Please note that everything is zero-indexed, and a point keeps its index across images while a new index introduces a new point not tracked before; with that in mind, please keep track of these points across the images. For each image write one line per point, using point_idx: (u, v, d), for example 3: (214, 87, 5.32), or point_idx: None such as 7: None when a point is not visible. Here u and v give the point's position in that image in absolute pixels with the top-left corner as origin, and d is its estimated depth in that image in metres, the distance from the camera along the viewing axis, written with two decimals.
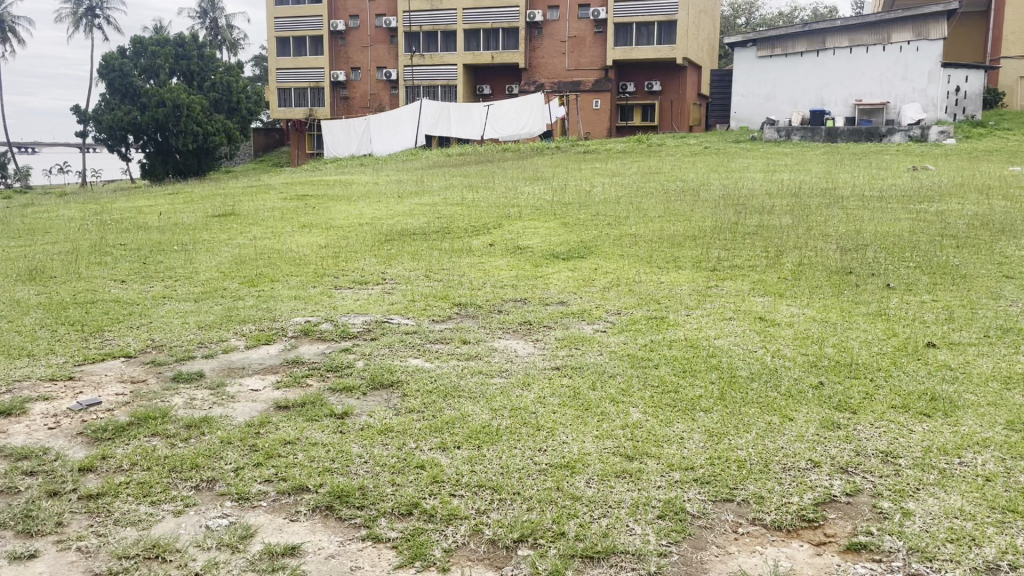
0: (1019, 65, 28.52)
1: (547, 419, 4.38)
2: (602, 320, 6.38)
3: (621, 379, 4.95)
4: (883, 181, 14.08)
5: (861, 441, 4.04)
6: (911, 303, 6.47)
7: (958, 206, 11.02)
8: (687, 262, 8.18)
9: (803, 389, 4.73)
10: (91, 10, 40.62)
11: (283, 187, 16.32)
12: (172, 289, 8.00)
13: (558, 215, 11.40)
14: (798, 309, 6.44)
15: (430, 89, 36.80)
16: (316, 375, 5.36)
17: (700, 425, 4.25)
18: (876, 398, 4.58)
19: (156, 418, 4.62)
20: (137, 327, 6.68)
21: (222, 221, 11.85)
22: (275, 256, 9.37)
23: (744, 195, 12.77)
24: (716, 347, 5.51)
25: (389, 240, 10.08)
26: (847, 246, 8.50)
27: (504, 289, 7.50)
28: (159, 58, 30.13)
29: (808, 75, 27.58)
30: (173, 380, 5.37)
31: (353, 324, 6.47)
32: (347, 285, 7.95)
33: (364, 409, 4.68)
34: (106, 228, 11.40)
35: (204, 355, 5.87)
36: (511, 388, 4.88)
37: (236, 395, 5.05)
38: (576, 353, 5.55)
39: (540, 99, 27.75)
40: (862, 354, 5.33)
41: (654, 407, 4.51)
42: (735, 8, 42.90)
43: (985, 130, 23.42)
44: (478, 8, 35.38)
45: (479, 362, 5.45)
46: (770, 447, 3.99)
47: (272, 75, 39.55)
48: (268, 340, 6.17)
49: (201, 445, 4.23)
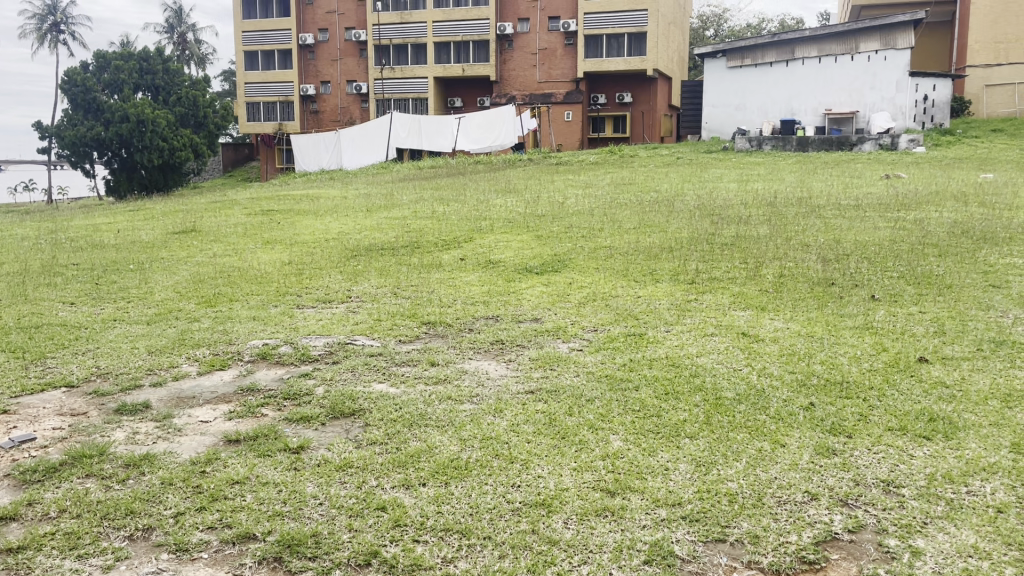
0: (985, 73, 28.76)
1: (521, 450, 4.04)
2: (578, 338, 6.05)
3: (600, 404, 4.61)
4: (858, 189, 13.97)
5: (860, 469, 3.74)
6: (899, 315, 6.22)
7: (937, 213, 10.90)
8: (664, 275, 7.91)
9: (794, 410, 4.42)
10: (54, 25, 39.89)
11: (249, 202, 15.89)
12: (125, 311, 7.58)
13: (531, 227, 11.12)
14: (782, 323, 6.16)
15: (401, 102, 36.49)
16: (272, 403, 4.98)
17: (685, 453, 3.93)
18: (871, 420, 4.29)
19: (92, 456, 4.21)
20: (82, 353, 6.25)
21: (182, 238, 11.42)
22: (237, 274, 8.97)
23: (719, 205, 12.56)
24: (698, 366, 5.20)
25: (356, 255, 9.72)
26: (827, 256, 8.27)
27: (476, 306, 7.16)
28: (123, 73, 29.54)
29: (779, 84, 27.57)
30: (116, 411, 4.96)
31: (314, 346, 6.10)
32: (311, 303, 7.59)
33: (322, 442, 4.31)
34: (60, 246, 10.94)
35: (153, 383, 5.46)
36: (482, 415, 4.53)
37: (185, 427, 4.65)
38: (551, 374, 5.21)
39: (512, 111, 27.33)
40: (853, 371, 5.04)
41: (636, 434, 4.18)
42: (704, 19, 43.17)
43: (954, 137, 23.57)
44: (448, 21, 35.14)
45: (448, 387, 5.09)
46: (762, 477, 3.68)
47: (240, 89, 39.01)
48: (222, 365, 5.77)
49: (139, 487, 3.84)
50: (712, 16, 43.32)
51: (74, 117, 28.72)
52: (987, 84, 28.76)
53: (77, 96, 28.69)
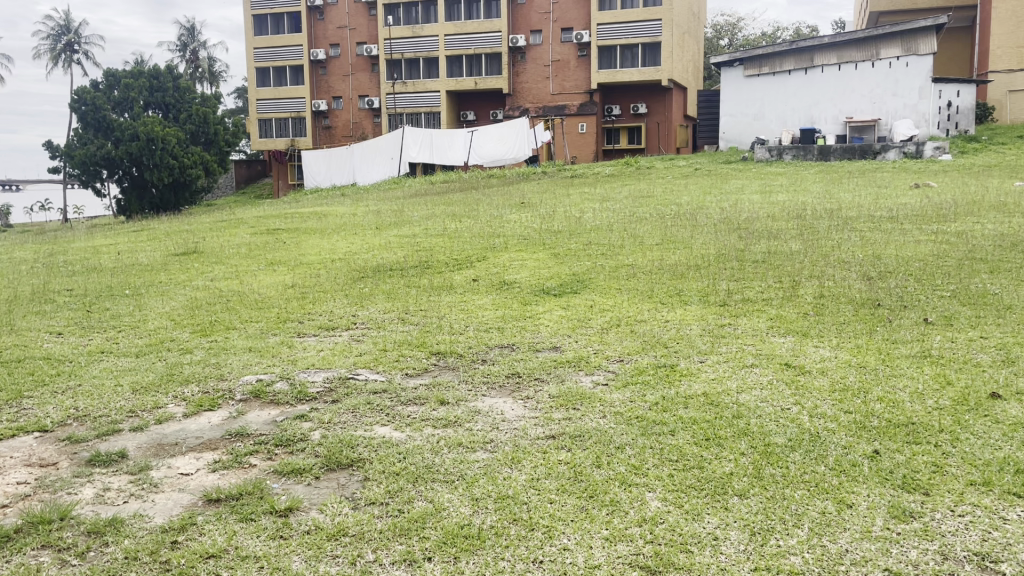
0: (1008, 79, 28.01)
1: (542, 513, 3.47)
2: (603, 370, 5.48)
3: (631, 453, 4.04)
4: (889, 200, 13.32)
5: (946, 538, 3.16)
6: (957, 341, 5.62)
7: (979, 225, 10.24)
8: (693, 296, 7.33)
9: (856, 460, 3.84)
10: (69, 45, 39.85)
11: (256, 220, 15.35)
12: (114, 341, 7.06)
13: (547, 245, 10.54)
14: (828, 352, 5.57)
15: (413, 116, 36.19)
16: (262, 451, 4.44)
17: (736, 517, 3.36)
18: (948, 473, 3.69)
19: (51, 522, 3.64)
20: (62, 391, 5.73)
21: (183, 260, 10.91)
22: (236, 299, 8.47)
23: (745, 218, 11.98)
24: (740, 405, 4.61)
25: (364, 277, 9.21)
26: (870, 274, 7.67)
27: (490, 333, 6.60)
28: (134, 90, 29.29)
29: (797, 93, 26.93)
30: (88, 463, 4.42)
31: (312, 382, 5.55)
32: (312, 331, 7.06)
33: (313, 501, 3.75)
34: (55, 270, 10.47)
35: (133, 428, 4.92)
36: (497, 467, 3.95)
37: (161, 482, 4.10)
38: (573, 416, 4.62)
39: (525, 123, 26.85)
40: (916, 409, 4.44)
41: (675, 492, 3.60)
42: (718, 29, 42.68)
43: (979, 144, 22.85)
44: (460, 34, 34.77)
45: (458, 431, 4.52)
46: (830, 549, 3.12)
47: (253, 106, 38.76)
48: (211, 405, 5.23)
49: (99, 563, 3.32)
50: (726, 26, 42.83)
51: (84, 136, 28.59)
52: (1010, 89, 28.01)
53: (87, 115, 28.51)
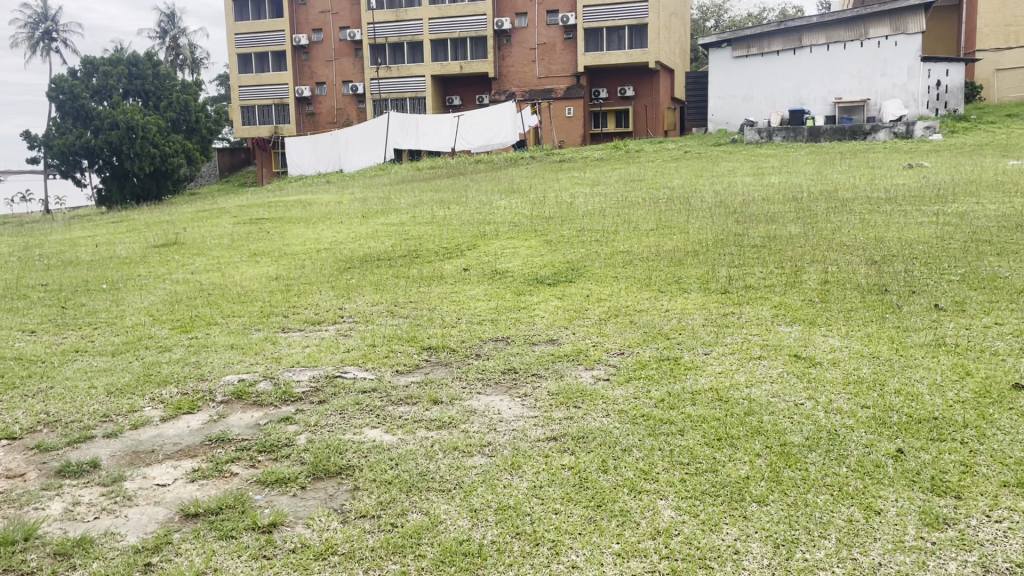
0: (994, 57, 27.86)
1: (548, 526, 3.22)
2: (603, 364, 5.22)
3: (639, 456, 3.78)
4: (885, 181, 13.14)
5: (985, 548, 2.93)
6: (972, 328, 5.38)
7: (977, 205, 10.04)
8: (692, 284, 7.08)
9: (880, 460, 3.60)
10: (47, 33, 39.10)
11: (239, 210, 14.98)
12: (89, 340, 6.74)
13: (539, 231, 10.26)
14: (838, 341, 5.32)
15: (398, 102, 35.71)
16: (245, 458, 4.15)
17: (756, 527, 3.12)
18: (979, 473, 3.45)
19: (14, 543, 3.35)
20: (33, 394, 5.43)
21: (162, 252, 10.58)
22: (218, 292, 8.14)
23: (740, 201, 11.75)
24: (751, 401, 4.36)
25: (350, 267, 8.92)
26: (874, 258, 7.43)
27: (483, 326, 6.32)
28: (112, 78, 28.84)
29: (786, 74, 26.67)
30: (56, 473, 4.12)
31: (297, 381, 5.26)
32: (297, 325, 6.76)
33: (299, 515, 3.47)
34: (29, 265, 10.11)
35: (106, 434, 4.63)
36: (496, 474, 3.69)
37: (136, 495, 3.82)
38: (575, 416, 4.34)
39: (512, 107, 26.37)
40: (937, 402, 4.21)
41: (689, 500, 3.35)
42: (704, 10, 42.34)
43: (969, 123, 22.68)
44: (444, 18, 34.30)
45: (453, 434, 4.24)
46: (862, 562, 2.89)
47: (234, 93, 38.14)
48: (191, 408, 4.95)
49: None
50: (712, 7, 42.48)
51: (63, 126, 28.05)
52: (997, 68, 27.86)
53: (65, 103, 27.94)
